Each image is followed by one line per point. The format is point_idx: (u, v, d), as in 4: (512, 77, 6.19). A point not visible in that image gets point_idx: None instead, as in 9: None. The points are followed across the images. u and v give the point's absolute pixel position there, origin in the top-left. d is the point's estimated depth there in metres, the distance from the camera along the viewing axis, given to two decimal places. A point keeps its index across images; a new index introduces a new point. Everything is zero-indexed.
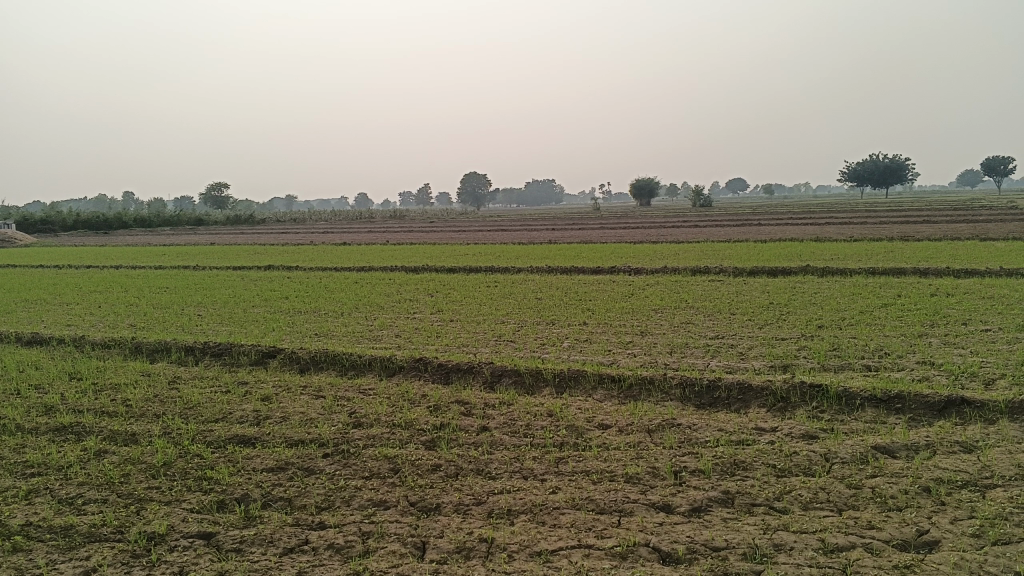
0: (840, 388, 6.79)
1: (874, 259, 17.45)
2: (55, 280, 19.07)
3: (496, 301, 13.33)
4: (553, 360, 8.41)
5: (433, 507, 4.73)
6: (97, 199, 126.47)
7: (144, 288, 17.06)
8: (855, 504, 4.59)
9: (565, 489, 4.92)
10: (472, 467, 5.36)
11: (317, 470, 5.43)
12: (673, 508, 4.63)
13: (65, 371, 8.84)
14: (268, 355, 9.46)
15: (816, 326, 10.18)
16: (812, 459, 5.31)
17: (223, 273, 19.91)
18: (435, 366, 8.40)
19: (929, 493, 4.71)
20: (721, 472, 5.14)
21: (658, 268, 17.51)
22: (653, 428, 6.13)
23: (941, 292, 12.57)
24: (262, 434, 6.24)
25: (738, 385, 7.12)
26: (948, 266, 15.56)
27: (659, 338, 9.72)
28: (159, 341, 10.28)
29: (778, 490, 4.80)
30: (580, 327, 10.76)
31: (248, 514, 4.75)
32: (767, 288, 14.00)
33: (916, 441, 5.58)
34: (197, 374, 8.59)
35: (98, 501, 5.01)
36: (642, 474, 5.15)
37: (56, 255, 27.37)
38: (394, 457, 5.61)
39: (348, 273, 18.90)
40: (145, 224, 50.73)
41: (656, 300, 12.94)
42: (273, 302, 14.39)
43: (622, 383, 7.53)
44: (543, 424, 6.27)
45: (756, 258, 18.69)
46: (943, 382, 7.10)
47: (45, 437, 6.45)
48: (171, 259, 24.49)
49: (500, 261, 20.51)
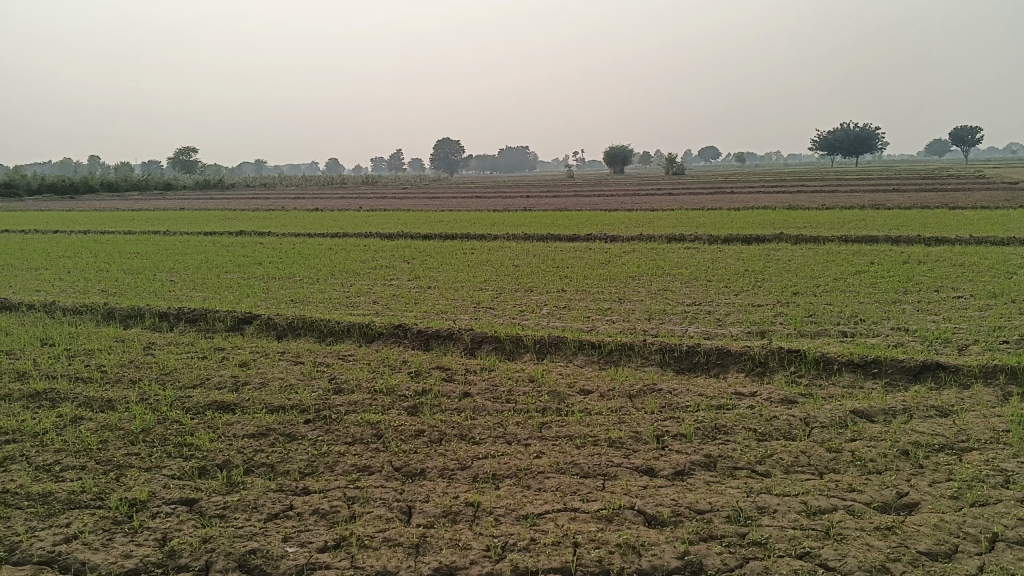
0: (818, 353, 6.85)
1: (847, 227, 17.62)
2: (23, 245, 18.71)
3: (473, 268, 13.27)
4: (532, 327, 8.41)
5: (417, 472, 4.73)
6: (61, 163, 124.00)
7: (113, 253, 16.79)
8: (835, 467, 4.65)
9: (549, 454, 4.92)
10: (455, 432, 5.35)
11: (298, 436, 5.40)
12: (657, 472, 4.65)
13: (36, 337, 8.68)
14: (244, 322, 9.36)
15: (791, 293, 10.25)
16: (793, 424, 5.35)
17: (193, 239, 19.62)
18: (414, 332, 8.35)
19: (907, 457, 4.78)
20: (703, 437, 5.18)
21: (633, 236, 17.51)
22: (635, 393, 6.16)
23: (913, 259, 12.72)
24: (240, 400, 6.20)
25: (717, 350, 7.16)
26: (919, 234, 15.73)
27: (637, 304, 9.75)
28: (132, 307, 10.14)
29: (759, 454, 4.84)
30: (558, 293, 10.77)
31: (230, 481, 4.71)
32: (742, 255, 14.07)
33: (893, 406, 5.66)
34: (173, 340, 8.49)
35: (76, 468, 4.94)
36: (624, 438, 5.17)
37: (22, 220, 26.82)
38: (376, 422, 5.59)
39: (322, 240, 18.72)
40: (112, 188, 49.93)
41: (633, 267, 12.95)
42: (246, 268, 14.23)
43: (602, 349, 7.55)
44: (524, 390, 6.27)
45: (730, 226, 18.77)
46: (917, 348, 7.19)
47: (19, 404, 6.34)
48: (141, 224, 24.10)
49: (476, 227, 20.44)
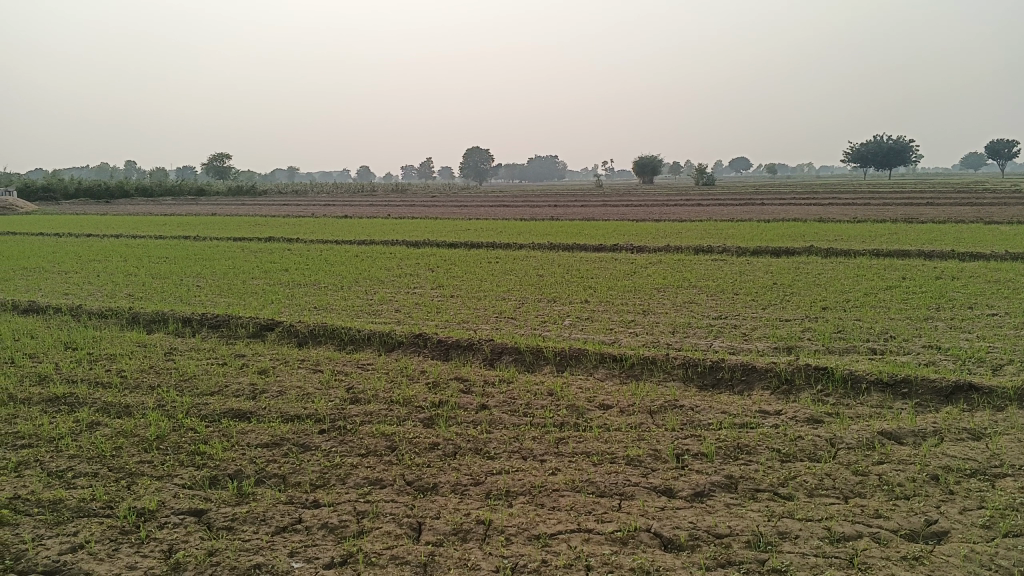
0: (846, 371, 6.67)
1: (879, 241, 17.33)
2: (55, 248, 18.94)
3: (497, 278, 13.19)
4: (554, 338, 8.29)
5: (429, 487, 4.64)
6: (98, 168, 126.17)
7: (143, 258, 16.94)
8: (861, 492, 4.49)
9: (565, 471, 4.81)
10: (470, 446, 5.26)
11: (312, 447, 5.33)
12: (675, 492, 4.52)
13: (60, 340, 8.72)
14: (266, 328, 9.35)
15: (820, 307, 10.05)
16: (817, 444, 5.20)
17: (222, 244, 19.75)
18: (433, 342, 8.27)
19: (937, 482, 4.60)
20: (724, 456, 5.03)
21: (660, 247, 17.35)
22: (655, 409, 6.02)
23: (946, 275, 12.44)
24: (256, 408, 6.15)
25: (742, 367, 7.00)
26: (953, 249, 15.42)
27: (661, 317, 9.60)
28: (156, 312, 10.17)
29: (782, 476, 4.69)
30: (581, 304, 10.65)
31: (240, 491, 4.65)
32: (770, 268, 13.87)
33: (923, 427, 5.48)
34: (194, 346, 8.49)
35: (88, 475, 4.91)
36: (643, 457, 5.04)
37: (58, 223, 27.24)
38: (391, 434, 5.52)
39: (349, 247, 18.76)
40: (146, 193, 50.63)
41: (659, 279, 12.80)
42: (272, 274, 14.27)
43: (623, 363, 7.42)
44: (543, 403, 6.16)
45: (759, 238, 18.53)
46: (950, 367, 6.99)
47: (37, 408, 6.34)
48: (172, 229, 24.35)
49: (502, 236, 20.38)
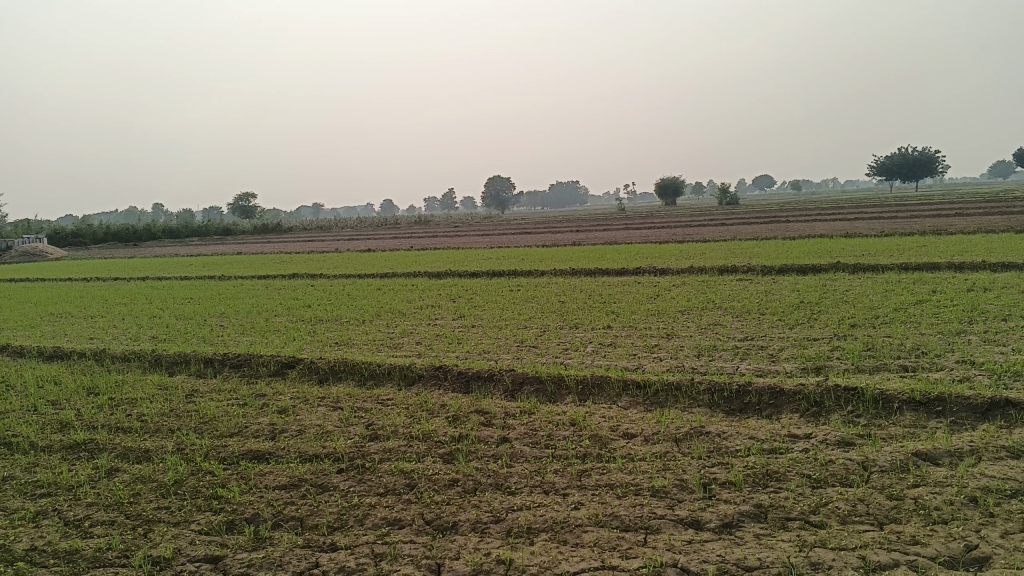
0: (877, 391, 6.48)
1: (907, 255, 17.07)
2: (82, 292, 19.16)
3: (519, 306, 13.10)
4: (576, 366, 8.17)
5: (449, 526, 4.53)
6: (127, 212, 128.40)
7: (168, 299, 17.05)
8: (897, 517, 4.31)
9: (588, 505, 4.68)
10: (491, 482, 5.14)
11: (330, 487, 5.24)
12: (702, 524, 4.37)
13: (83, 386, 8.73)
14: (287, 366, 9.31)
15: (848, 325, 9.83)
16: (849, 468, 5.02)
17: (246, 282, 19.88)
18: (454, 375, 8.18)
19: (975, 504, 4.41)
20: (753, 484, 4.87)
21: (684, 269, 17.18)
22: (681, 437, 5.87)
23: (978, 287, 12.17)
24: (275, 449, 6.07)
25: (769, 390, 6.84)
26: (984, 260, 15.12)
27: (686, 340, 9.45)
28: (179, 353, 10.18)
29: (813, 503, 4.53)
30: (604, 330, 10.53)
31: (257, 536, 4.57)
32: (797, 286, 13.66)
33: (959, 447, 5.29)
34: (215, 386, 8.46)
35: (105, 523, 4.85)
36: (668, 487, 4.89)
37: (86, 268, 27.62)
38: (410, 471, 5.42)
39: (371, 280, 18.78)
40: (173, 234, 51.28)
41: (683, 301, 12.64)
42: (295, 311, 14.29)
43: (647, 390, 7.27)
44: (565, 434, 6.03)
45: (785, 256, 18.29)
46: (985, 383, 6.77)
47: (57, 456, 6.32)
48: (197, 269, 24.57)
49: (525, 264, 20.33)
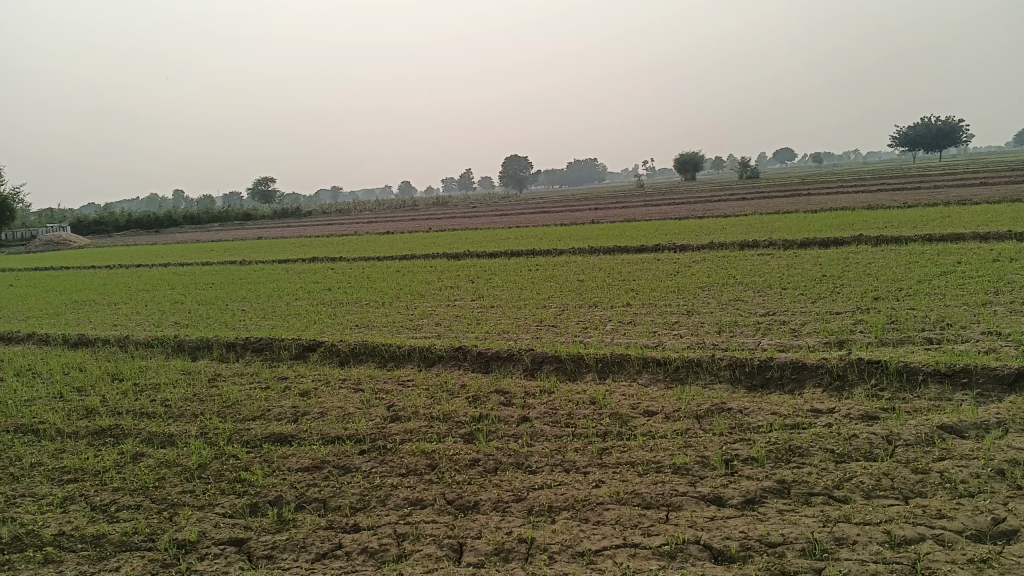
0: (900, 363, 6.41)
1: (930, 226, 16.84)
2: (106, 280, 19.33)
3: (538, 286, 13.06)
4: (596, 345, 8.15)
5: (471, 506, 4.54)
6: (149, 199, 129.45)
7: (190, 285, 17.18)
8: (923, 491, 4.26)
9: (610, 483, 4.66)
10: (512, 461, 5.14)
11: (352, 468, 5.27)
12: (725, 501, 4.34)
13: (108, 372, 8.81)
14: (309, 349, 9.35)
15: (871, 298, 9.72)
16: (874, 442, 4.97)
17: (267, 267, 19.96)
18: (474, 355, 8.18)
19: (1003, 477, 4.36)
20: (775, 460, 4.84)
21: (704, 244, 17.05)
22: (702, 413, 5.83)
23: (1003, 257, 11.98)
24: (298, 432, 6.11)
25: (791, 364, 6.78)
26: (1009, 230, 14.89)
27: (706, 317, 9.39)
28: (201, 339, 10.24)
29: (837, 477, 4.49)
30: (624, 308, 10.48)
31: (281, 518, 4.60)
32: (818, 260, 13.52)
33: (985, 419, 5.21)
34: (238, 371, 8.52)
35: (131, 508, 4.90)
36: (690, 464, 4.86)
37: (109, 256, 27.88)
38: (431, 452, 5.42)
39: (390, 263, 18.80)
40: (194, 220, 51.57)
41: (703, 277, 12.56)
42: (315, 294, 14.34)
43: (668, 367, 7.23)
44: (585, 413, 6.02)
45: (806, 230, 18.09)
46: (1011, 354, 6.66)
47: (84, 441, 6.39)
48: (218, 254, 24.73)
49: (544, 243, 20.27)
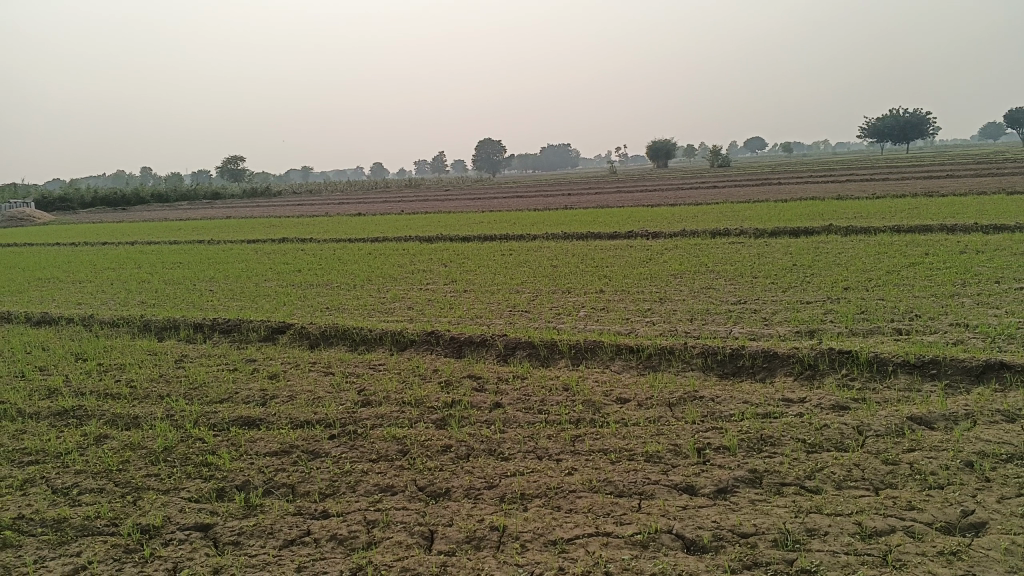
0: (871, 353, 6.45)
1: (899, 216, 17.02)
2: (70, 257, 18.93)
3: (511, 270, 13.00)
4: (569, 331, 8.11)
5: (442, 493, 4.49)
6: (116, 175, 127.49)
7: (157, 264, 16.90)
8: (892, 482, 4.29)
9: (582, 471, 4.64)
10: (484, 448, 5.10)
11: (321, 454, 5.19)
12: (697, 490, 4.34)
13: (71, 352, 8.62)
14: (278, 331, 9.22)
15: (842, 288, 9.80)
16: (844, 433, 4.99)
17: (236, 247, 19.68)
18: (446, 340, 8.12)
19: (971, 469, 4.40)
20: (747, 449, 4.84)
21: (677, 232, 17.10)
22: (674, 401, 5.83)
23: (970, 249, 12.13)
24: (266, 415, 6.01)
25: (763, 353, 6.79)
26: (977, 222, 15.08)
27: (679, 304, 9.40)
28: (168, 319, 10.06)
29: (809, 467, 4.50)
30: (596, 294, 10.47)
31: (248, 503, 4.52)
32: (789, 249, 13.61)
33: (954, 411, 5.26)
34: (205, 352, 8.38)
35: (94, 491, 4.79)
36: (663, 452, 4.85)
37: (73, 232, 27.39)
38: (402, 437, 5.37)
39: (362, 245, 18.62)
40: (162, 197, 50.77)
41: (675, 264, 12.58)
42: (285, 275, 14.15)
43: (641, 354, 7.22)
44: (558, 399, 5.99)
45: (777, 219, 18.19)
46: (979, 346, 6.73)
47: (45, 422, 6.24)
48: (186, 234, 24.33)
49: (517, 227, 20.19)
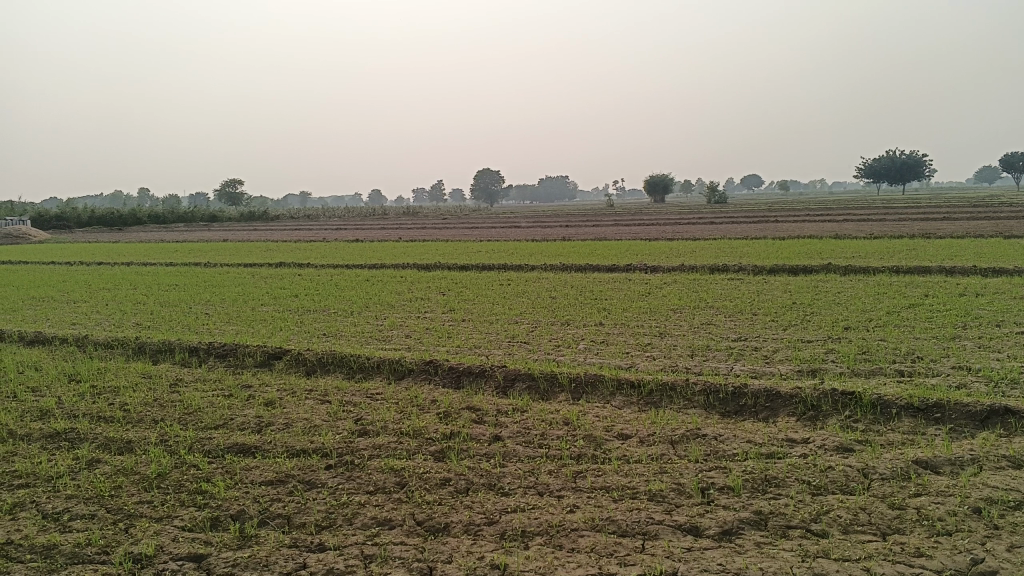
0: (874, 396, 6.39)
1: (897, 257, 17.06)
2: (66, 276, 18.86)
3: (509, 301, 12.95)
4: (568, 364, 8.04)
5: (441, 528, 4.41)
6: (114, 195, 127.63)
7: (153, 285, 16.83)
8: (900, 527, 4.22)
9: (584, 509, 4.56)
10: (484, 482, 5.02)
11: (318, 484, 5.10)
12: (702, 531, 4.26)
13: (64, 373, 8.52)
14: (274, 356, 9.14)
15: (842, 328, 9.76)
16: (849, 476, 4.93)
17: (233, 270, 19.63)
18: (445, 370, 8.04)
19: (979, 516, 4.32)
20: (752, 490, 4.77)
21: (675, 266, 17.09)
22: (677, 439, 5.76)
23: (970, 292, 12.13)
24: (262, 443, 5.92)
25: (765, 393, 6.73)
26: (975, 264, 15.11)
27: (679, 339, 9.35)
28: (163, 341, 9.98)
29: (814, 510, 4.43)
30: (596, 327, 10.42)
31: (243, 534, 4.43)
32: (788, 287, 13.60)
33: (960, 456, 5.20)
34: (200, 377, 8.28)
35: (85, 517, 4.69)
36: (666, 491, 4.77)
37: (69, 251, 27.30)
38: (401, 469, 5.28)
39: (360, 271, 18.58)
40: (159, 218, 50.76)
41: (674, 299, 12.54)
42: (282, 300, 14.08)
43: (641, 390, 7.15)
44: (559, 434, 5.92)
45: (775, 256, 18.22)
46: (983, 390, 6.68)
47: (37, 445, 6.14)
48: (183, 255, 24.29)
49: (515, 258, 20.19)
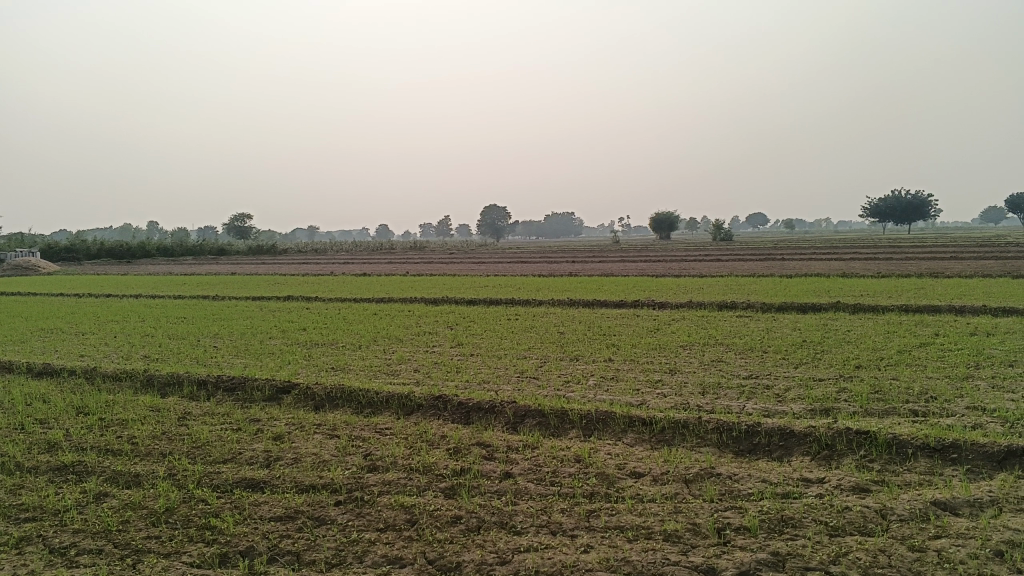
0: (889, 436, 6.31)
1: (906, 296, 17.01)
2: (74, 308, 18.89)
3: (517, 336, 12.92)
4: (578, 400, 7.98)
5: (453, 567, 4.34)
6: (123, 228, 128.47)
7: (161, 318, 16.85)
8: (920, 570, 4.14)
9: (598, 548, 4.49)
10: (496, 520, 4.96)
11: (327, 521, 5.04)
12: (717, 572, 4.19)
13: (72, 405, 8.48)
14: (282, 390, 9.10)
15: (854, 366, 9.69)
16: (867, 516, 4.85)
17: (241, 304, 19.64)
18: (454, 406, 7.98)
19: (1001, 559, 4.24)
20: (768, 531, 4.70)
21: (683, 303, 17.06)
22: (691, 477, 5.69)
23: (981, 331, 12.06)
24: (270, 478, 5.87)
25: (779, 432, 6.66)
26: (985, 304, 15.05)
27: (689, 376, 9.29)
28: (172, 374, 9.95)
29: (833, 552, 4.35)
30: (605, 363, 10.38)
31: (252, 571, 4.37)
32: (798, 325, 13.55)
33: (979, 497, 5.12)
34: (208, 410, 8.23)
35: (92, 552, 4.64)
36: (681, 531, 4.70)
37: (77, 283, 27.37)
38: (411, 506, 5.22)
39: (367, 305, 18.59)
40: (167, 251, 50.96)
41: (683, 336, 12.49)
42: (289, 334, 14.07)
43: (653, 427, 7.08)
44: (570, 471, 5.86)
45: (784, 293, 18.18)
46: (999, 430, 6.59)
47: (44, 478, 6.10)
48: (191, 288, 24.32)
49: (523, 293, 20.19)
